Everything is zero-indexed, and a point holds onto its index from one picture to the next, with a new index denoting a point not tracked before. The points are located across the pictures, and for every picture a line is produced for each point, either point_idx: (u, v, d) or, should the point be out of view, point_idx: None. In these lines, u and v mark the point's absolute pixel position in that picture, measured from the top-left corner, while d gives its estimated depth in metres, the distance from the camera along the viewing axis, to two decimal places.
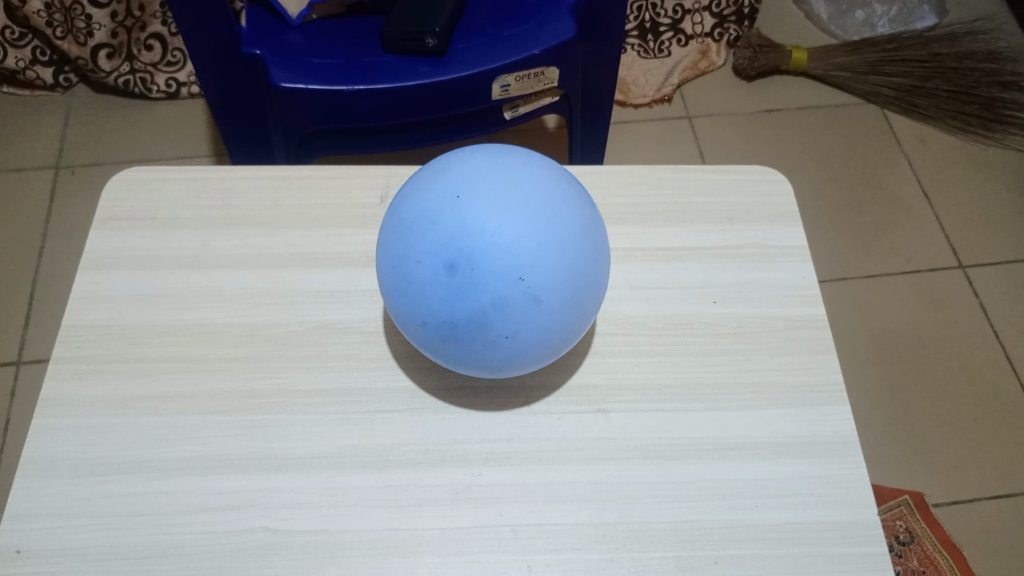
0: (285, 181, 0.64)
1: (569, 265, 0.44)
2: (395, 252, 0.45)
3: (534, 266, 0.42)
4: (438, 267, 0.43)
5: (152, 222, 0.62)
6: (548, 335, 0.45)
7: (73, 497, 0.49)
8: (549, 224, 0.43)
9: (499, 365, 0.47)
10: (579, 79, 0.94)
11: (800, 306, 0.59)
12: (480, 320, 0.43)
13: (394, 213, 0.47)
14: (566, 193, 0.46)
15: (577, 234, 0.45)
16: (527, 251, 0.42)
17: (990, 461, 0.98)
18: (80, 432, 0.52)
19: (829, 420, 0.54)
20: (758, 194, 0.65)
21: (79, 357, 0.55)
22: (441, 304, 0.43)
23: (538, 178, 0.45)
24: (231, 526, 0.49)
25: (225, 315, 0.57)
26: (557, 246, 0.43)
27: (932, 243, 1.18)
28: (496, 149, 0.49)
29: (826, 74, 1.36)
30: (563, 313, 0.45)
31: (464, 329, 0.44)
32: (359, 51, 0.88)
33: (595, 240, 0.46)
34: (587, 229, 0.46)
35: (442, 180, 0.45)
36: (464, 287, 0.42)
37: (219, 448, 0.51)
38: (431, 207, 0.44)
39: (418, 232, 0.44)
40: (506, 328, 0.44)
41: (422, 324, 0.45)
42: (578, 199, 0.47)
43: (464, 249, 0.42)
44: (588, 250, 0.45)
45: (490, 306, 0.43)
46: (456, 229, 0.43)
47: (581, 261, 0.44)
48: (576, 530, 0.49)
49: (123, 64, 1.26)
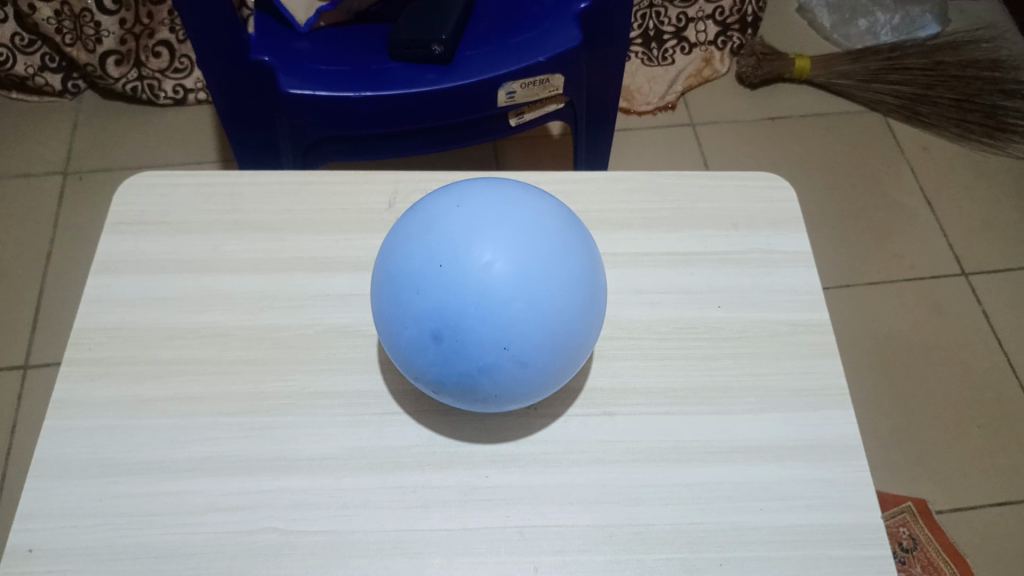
0: (293, 186, 0.65)
1: (555, 329, 0.44)
2: (386, 307, 0.46)
3: (519, 336, 0.43)
4: (425, 335, 0.44)
5: (162, 226, 0.63)
6: (538, 385, 0.47)
7: (84, 498, 0.50)
8: (534, 291, 0.43)
9: (494, 406, 0.48)
10: (584, 86, 0.95)
11: (803, 311, 0.60)
12: (470, 380, 0.45)
13: (388, 259, 0.47)
14: (556, 247, 0.45)
15: (565, 296, 0.44)
16: (510, 322, 0.43)
17: (993, 468, 0.98)
18: (91, 433, 0.53)
19: (832, 424, 0.54)
20: (762, 200, 0.66)
21: (90, 359, 0.56)
22: (431, 366, 0.45)
23: (525, 237, 0.44)
24: (240, 527, 0.49)
25: (234, 318, 0.58)
26: (542, 314, 0.43)
27: (935, 251, 1.19)
28: (487, 189, 0.47)
29: (829, 82, 1.37)
30: (552, 367, 0.46)
31: (455, 386, 0.46)
32: (366, 58, 0.89)
33: (586, 293, 0.46)
34: (578, 284, 0.45)
35: (429, 237, 0.45)
36: (451, 355, 0.44)
37: (228, 449, 0.52)
38: (417, 271, 0.44)
39: (405, 296, 0.45)
40: (495, 386, 0.46)
41: (416, 376, 0.47)
42: (570, 250, 0.46)
43: (448, 322, 0.43)
44: (577, 306, 0.45)
45: (477, 371, 0.44)
46: (441, 300, 0.43)
47: (569, 320, 0.45)
48: (582, 532, 0.49)
49: (131, 71, 1.27)
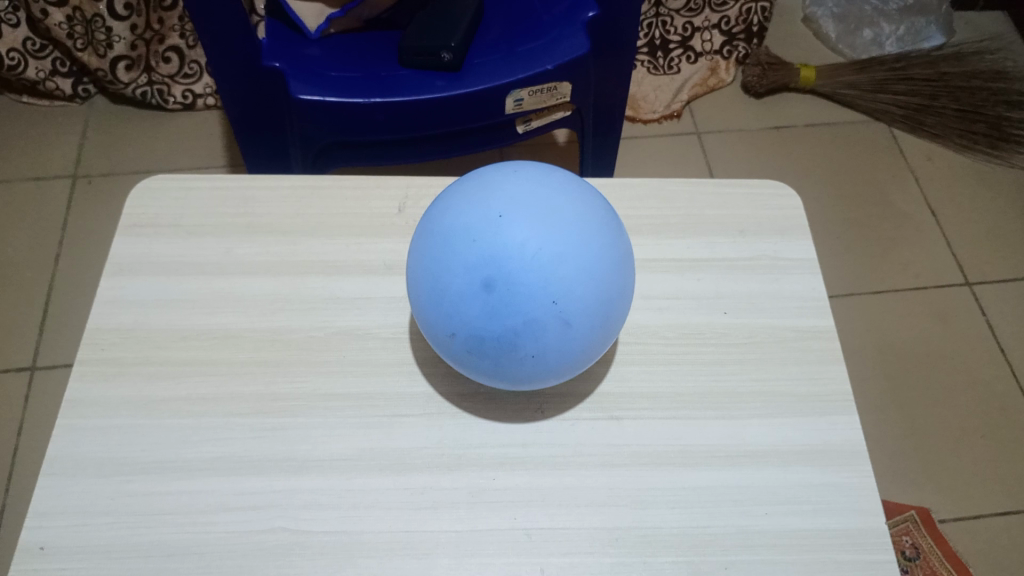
0: (305, 191, 0.66)
1: (600, 292, 0.45)
2: (431, 261, 0.46)
3: (568, 292, 0.44)
4: (475, 284, 0.44)
5: (176, 229, 0.63)
6: (572, 355, 0.47)
7: (98, 496, 0.51)
8: (586, 252, 0.45)
9: (524, 379, 0.48)
10: (592, 94, 0.96)
11: (810, 317, 0.60)
12: (510, 338, 0.45)
13: (432, 222, 0.48)
14: (602, 219, 0.47)
15: (611, 262, 0.46)
16: (563, 275, 0.44)
17: (997, 476, 0.99)
18: (104, 433, 0.53)
19: (839, 430, 0.54)
20: (770, 207, 0.66)
21: (104, 359, 0.56)
22: (473, 319, 0.44)
23: (577, 204, 0.47)
24: (251, 526, 0.50)
25: (246, 320, 0.59)
26: (592, 273, 0.45)
27: (939, 260, 1.19)
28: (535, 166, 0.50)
29: (834, 91, 1.38)
30: (590, 336, 0.46)
31: (493, 345, 0.45)
32: (376, 65, 0.90)
33: (626, 268, 0.48)
34: (620, 260, 0.47)
35: (485, 195, 0.46)
36: (499, 305, 0.44)
37: (240, 449, 0.53)
38: (473, 223, 0.45)
39: (456, 246, 0.45)
40: (535, 347, 0.45)
41: (451, 335, 0.46)
42: (614, 228, 0.48)
43: (502, 269, 0.43)
44: (617, 279, 0.47)
45: (522, 326, 0.44)
46: (497, 248, 0.44)
47: (612, 288, 0.46)
48: (590, 535, 0.50)
49: (141, 76, 1.29)
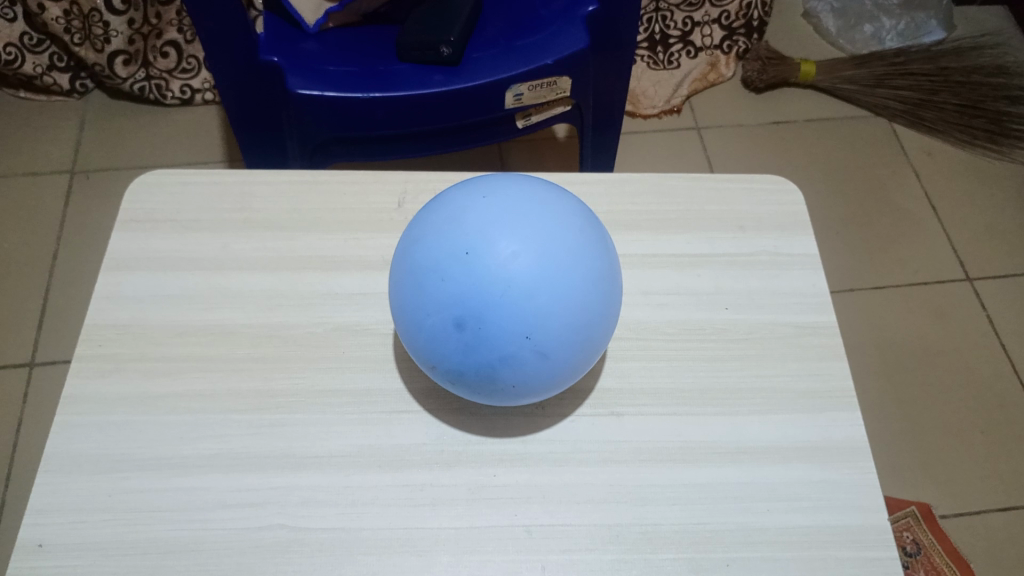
0: (304, 185, 0.66)
1: (577, 321, 0.45)
2: (407, 294, 0.46)
3: (542, 326, 0.44)
4: (447, 324, 0.44)
5: (173, 225, 0.63)
6: (555, 379, 0.47)
7: (96, 493, 0.50)
8: (558, 283, 0.44)
9: (509, 398, 0.49)
10: (591, 89, 0.95)
11: (811, 313, 0.60)
12: (489, 370, 0.45)
13: (408, 249, 0.47)
14: (580, 240, 0.46)
15: (589, 288, 0.45)
16: (535, 312, 0.43)
17: (996, 473, 0.98)
18: (102, 429, 0.53)
19: (839, 426, 0.54)
20: (771, 202, 0.66)
21: (101, 356, 0.56)
22: (451, 354, 0.45)
23: (551, 229, 0.45)
24: (249, 523, 0.49)
25: (244, 316, 0.58)
26: (566, 304, 0.44)
27: (939, 256, 1.19)
28: (510, 183, 0.48)
29: (834, 87, 1.37)
30: (571, 361, 0.46)
31: (473, 376, 0.46)
32: (374, 60, 0.89)
33: (607, 287, 0.47)
34: (600, 279, 0.46)
35: (455, 226, 0.45)
36: (472, 344, 0.44)
37: (238, 446, 0.52)
38: (442, 259, 0.44)
39: (427, 283, 0.45)
40: (514, 376, 0.46)
41: (434, 365, 0.47)
42: (593, 245, 0.46)
43: (472, 310, 0.43)
44: (597, 299, 0.46)
45: (498, 361, 0.45)
46: (465, 288, 0.43)
47: (591, 313, 0.45)
48: (589, 531, 0.50)
49: (138, 71, 1.28)
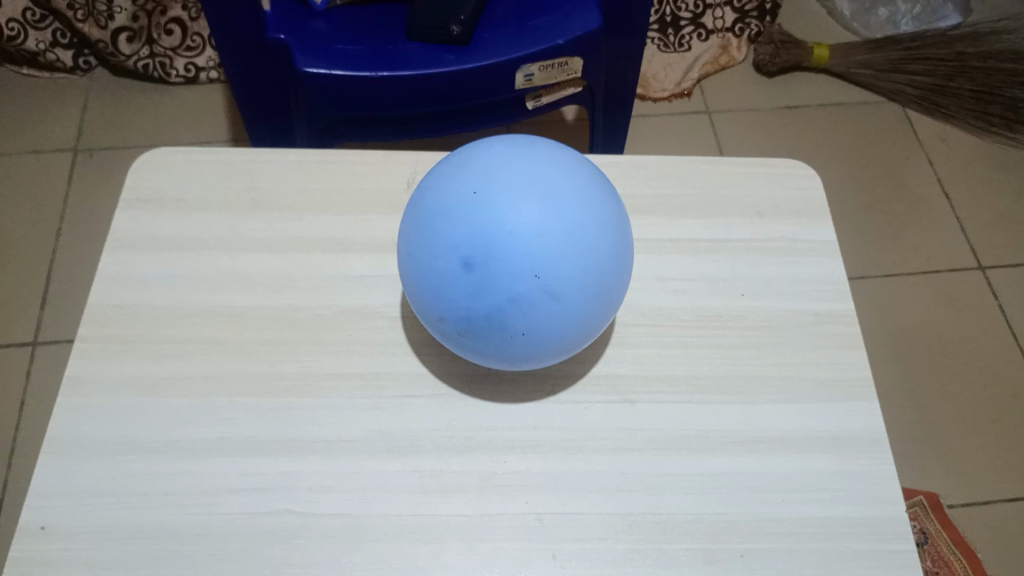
0: (312, 166, 0.64)
1: (590, 266, 0.44)
2: (416, 241, 0.45)
3: (553, 265, 0.43)
4: (455, 264, 0.43)
5: (179, 204, 0.62)
6: (567, 331, 0.46)
7: (100, 476, 0.50)
8: (567, 223, 0.43)
9: (519, 356, 0.47)
10: (603, 71, 0.93)
11: (830, 301, 0.59)
12: (498, 316, 0.44)
13: (418, 203, 0.47)
14: (590, 187, 0.46)
15: (601, 233, 0.45)
16: (546, 248, 0.42)
17: (1007, 463, 0.98)
18: (107, 411, 0.52)
19: (857, 417, 0.53)
20: (789, 187, 0.65)
21: (106, 337, 0.55)
22: (459, 299, 0.44)
23: (558, 172, 0.45)
24: (257, 509, 0.49)
25: (252, 298, 0.57)
26: (576, 245, 0.43)
27: (952, 243, 1.17)
28: (519, 138, 0.48)
29: (848, 72, 1.35)
30: (582, 310, 0.45)
31: (482, 324, 0.44)
32: (384, 39, 0.87)
33: (619, 239, 0.46)
34: (610, 229, 0.45)
35: (466, 172, 0.45)
36: (481, 284, 0.43)
37: (245, 430, 0.52)
38: (452, 201, 0.44)
39: (436, 226, 0.44)
40: (525, 323, 0.44)
41: (442, 317, 0.46)
42: (603, 196, 0.46)
43: (480, 246, 0.43)
44: (608, 247, 0.45)
45: (507, 303, 0.43)
46: (475, 226, 0.43)
47: (602, 259, 0.44)
48: (602, 520, 0.49)
49: (142, 48, 1.26)
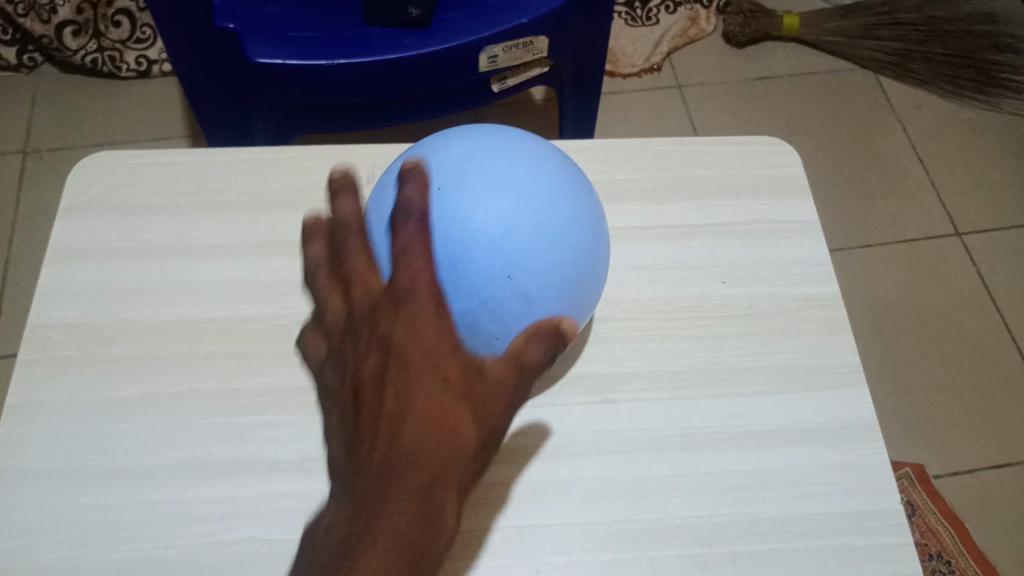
0: (264, 163, 0.60)
1: (564, 265, 0.41)
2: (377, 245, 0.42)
3: (524, 265, 0.40)
4: None
5: (123, 211, 0.58)
6: None
7: (48, 511, 0.46)
8: (537, 219, 0.41)
9: None
10: (570, 49, 0.90)
11: (815, 285, 0.56)
12: (469, 325, 0.40)
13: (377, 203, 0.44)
14: (562, 181, 0.43)
15: (575, 229, 0.42)
16: (516, 247, 0.40)
17: (992, 431, 0.97)
18: (53, 440, 0.49)
19: (847, 405, 0.51)
20: (768, 166, 0.62)
21: (50, 359, 0.51)
22: None
23: (526, 165, 0.43)
24: (218, 537, 0.46)
25: (206, 309, 0.54)
26: (548, 242, 0.41)
27: (929, 211, 1.16)
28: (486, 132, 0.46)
29: (818, 39, 1.32)
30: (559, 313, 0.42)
31: None
32: (340, 24, 0.83)
33: (594, 234, 0.44)
34: (584, 224, 0.43)
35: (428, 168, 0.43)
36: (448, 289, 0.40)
37: (203, 452, 0.48)
38: None
39: None
40: (498, 333, 0.41)
41: None
42: (575, 188, 0.44)
43: (445, 248, 0.40)
44: (582, 242, 0.43)
45: (478, 310, 0.40)
46: (439, 226, 0.40)
47: (577, 256, 0.42)
48: (585, 530, 0.46)
49: (89, 42, 1.20)
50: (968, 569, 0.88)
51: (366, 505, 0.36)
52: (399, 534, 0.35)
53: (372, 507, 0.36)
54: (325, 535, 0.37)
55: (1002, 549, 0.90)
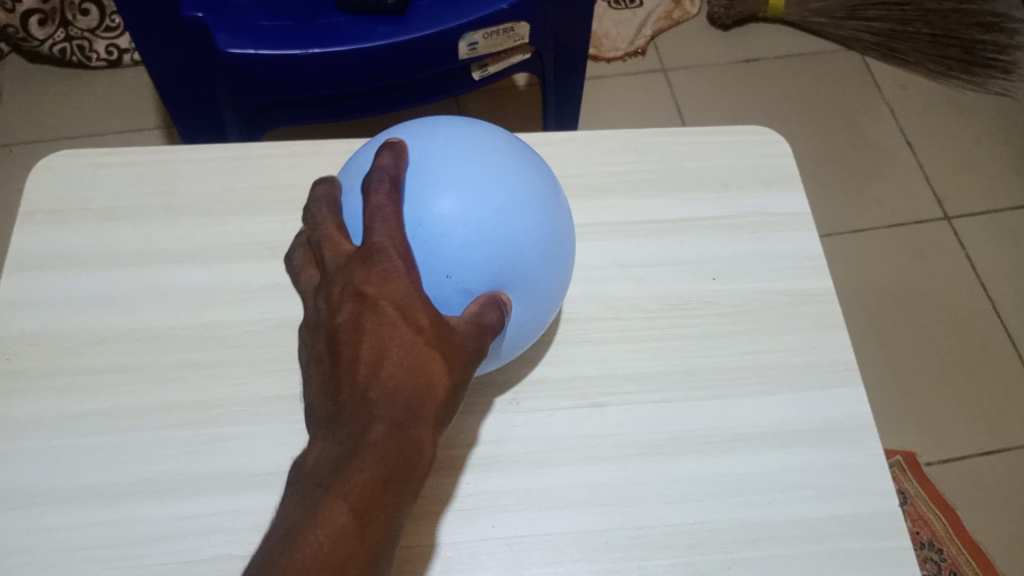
0: (233, 161, 0.58)
1: (506, 256, 0.42)
2: None
3: (463, 262, 0.41)
4: None
5: (86, 214, 0.55)
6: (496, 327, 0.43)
7: (12, 534, 0.44)
8: (474, 213, 0.41)
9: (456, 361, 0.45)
10: (552, 34, 0.87)
11: (805, 279, 0.55)
12: None
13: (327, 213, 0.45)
14: (505, 176, 0.43)
15: (514, 226, 0.42)
16: (454, 246, 0.41)
17: (982, 416, 0.96)
18: (14, 458, 0.46)
19: (840, 404, 0.50)
20: (755, 156, 0.60)
21: (11, 373, 0.49)
22: None
23: (463, 159, 0.43)
24: (191, 556, 0.44)
25: (175, 316, 0.51)
26: (486, 237, 0.41)
27: (916, 194, 1.15)
28: (436, 123, 0.46)
29: (803, 21, 1.30)
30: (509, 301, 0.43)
31: None
32: (313, 13, 0.80)
33: (541, 218, 0.44)
34: (528, 210, 0.43)
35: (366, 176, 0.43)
36: None
37: (174, 467, 0.46)
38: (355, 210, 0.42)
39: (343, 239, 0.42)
40: None
41: None
42: (517, 174, 0.44)
43: None
44: (526, 230, 0.43)
45: None
46: None
47: (520, 244, 0.42)
48: (574, 539, 0.45)
49: (57, 32, 1.16)
50: (959, 556, 0.88)
51: (327, 485, 0.35)
52: (381, 465, 0.36)
53: (332, 487, 0.35)
54: (282, 511, 0.36)
55: (993, 534, 0.89)
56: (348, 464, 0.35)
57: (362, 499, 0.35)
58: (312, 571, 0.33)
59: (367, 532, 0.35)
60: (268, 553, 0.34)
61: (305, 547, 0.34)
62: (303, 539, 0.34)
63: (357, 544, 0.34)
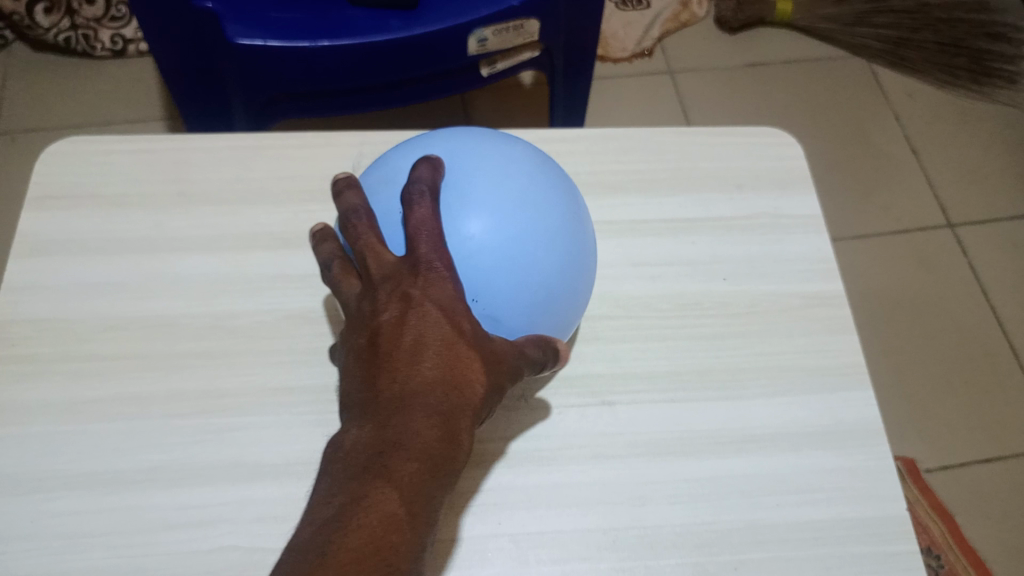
0: (244, 151, 0.57)
1: (532, 285, 0.42)
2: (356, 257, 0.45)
3: (489, 289, 0.41)
4: None
5: (96, 199, 0.55)
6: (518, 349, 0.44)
7: (16, 520, 0.44)
8: (506, 240, 0.41)
9: None
10: (562, 32, 0.87)
11: (817, 282, 0.54)
12: None
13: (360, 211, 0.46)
14: (530, 187, 0.43)
15: (538, 238, 0.42)
16: (483, 271, 0.41)
17: (984, 424, 0.96)
18: (19, 444, 0.46)
19: (850, 407, 0.50)
20: (768, 157, 0.60)
21: (16, 357, 0.49)
22: None
23: (503, 180, 0.43)
24: (197, 546, 0.43)
25: (184, 305, 0.51)
26: (516, 265, 0.42)
27: (921, 202, 1.15)
28: (479, 136, 0.46)
29: (812, 26, 1.30)
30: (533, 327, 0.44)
31: None
32: (324, 4, 0.80)
33: (573, 246, 0.44)
34: (560, 239, 0.43)
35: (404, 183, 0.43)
36: None
37: (181, 457, 0.46)
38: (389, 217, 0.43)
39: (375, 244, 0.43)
40: None
41: None
42: (554, 200, 0.44)
43: None
44: (557, 259, 0.43)
45: None
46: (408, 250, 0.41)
47: (549, 274, 0.43)
48: (581, 538, 0.45)
49: (63, 20, 1.15)
50: (957, 563, 0.87)
51: (372, 469, 0.35)
52: (425, 457, 0.36)
53: (379, 472, 0.35)
54: (322, 494, 0.34)
55: (992, 542, 0.89)
56: (394, 451, 0.35)
57: (407, 488, 0.35)
58: (361, 549, 0.32)
59: (413, 519, 0.34)
60: (312, 533, 0.33)
61: (354, 526, 0.33)
62: (351, 520, 0.33)
63: (404, 530, 0.34)
